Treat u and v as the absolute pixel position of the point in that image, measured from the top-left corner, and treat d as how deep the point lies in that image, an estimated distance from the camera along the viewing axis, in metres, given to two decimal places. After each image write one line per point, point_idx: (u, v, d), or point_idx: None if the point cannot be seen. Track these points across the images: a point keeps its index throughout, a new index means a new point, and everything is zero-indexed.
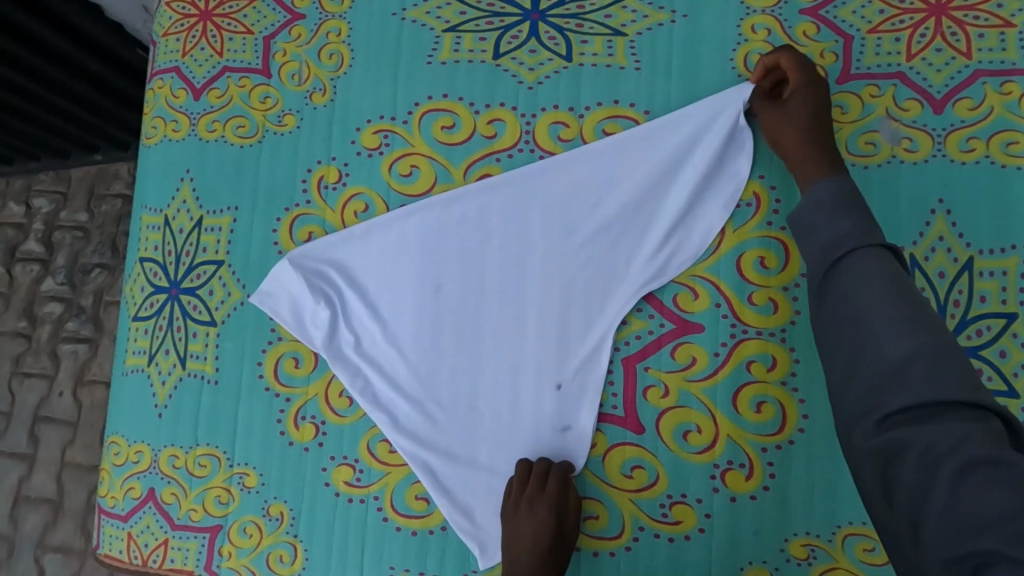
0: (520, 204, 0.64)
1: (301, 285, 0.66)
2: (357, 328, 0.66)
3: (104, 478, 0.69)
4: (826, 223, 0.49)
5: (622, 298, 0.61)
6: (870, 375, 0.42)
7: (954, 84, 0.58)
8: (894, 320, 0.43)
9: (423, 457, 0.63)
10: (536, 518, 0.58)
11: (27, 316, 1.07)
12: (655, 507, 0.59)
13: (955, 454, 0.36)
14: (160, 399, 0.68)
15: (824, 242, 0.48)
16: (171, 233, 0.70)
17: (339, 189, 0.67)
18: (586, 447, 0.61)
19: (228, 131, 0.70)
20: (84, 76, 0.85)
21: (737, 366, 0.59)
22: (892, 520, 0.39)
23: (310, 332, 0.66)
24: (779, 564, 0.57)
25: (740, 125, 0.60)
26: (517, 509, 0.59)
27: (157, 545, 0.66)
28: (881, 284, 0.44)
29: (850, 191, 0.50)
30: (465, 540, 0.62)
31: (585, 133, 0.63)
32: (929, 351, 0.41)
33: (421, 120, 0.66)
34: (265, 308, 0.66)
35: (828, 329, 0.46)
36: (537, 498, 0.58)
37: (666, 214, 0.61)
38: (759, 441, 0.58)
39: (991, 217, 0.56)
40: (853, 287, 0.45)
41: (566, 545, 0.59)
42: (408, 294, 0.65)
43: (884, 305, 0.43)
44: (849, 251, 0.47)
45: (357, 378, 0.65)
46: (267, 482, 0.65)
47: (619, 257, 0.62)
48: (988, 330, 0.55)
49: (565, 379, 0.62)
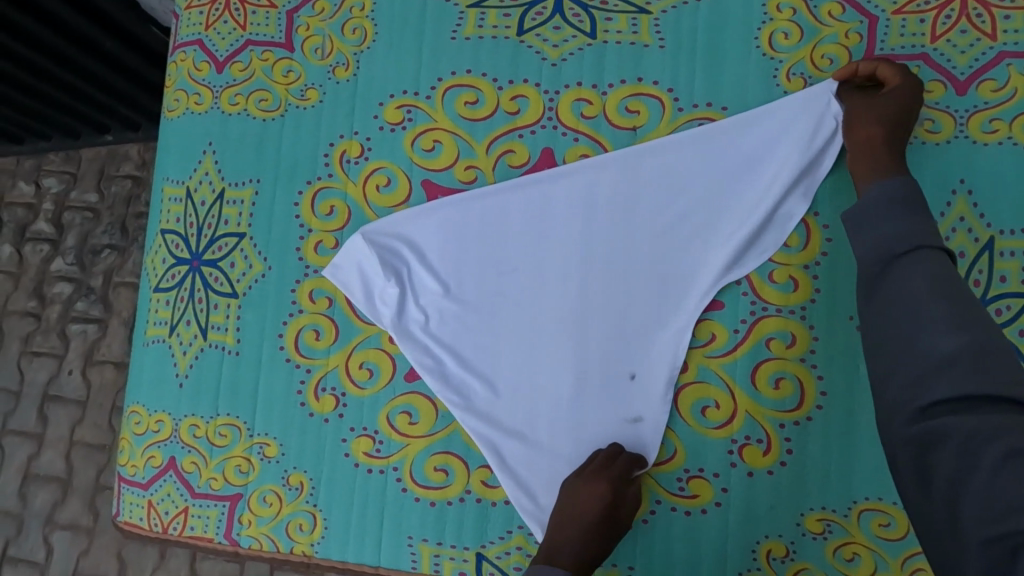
0: (543, 180, 0.64)
1: (374, 260, 0.65)
2: (426, 308, 0.65)
3: (125, 447, 0.70)
4: (875, 223, 0.49)
5: (704, 287, 0.61)
6: (911, 368, 0.43)
7: (978, 65, 0.58)
8: (945, 320, 0.43)
9: (490, 436, 0.62)
10: (592, 490, 0.57)
11: (36, 296, 1.07)
12: (672, 481, 0.60)
13: (996, 442, 0.38)
14: (181, 368, 0.69)
15: (878, 238, 0.49)
16: (193, 205, 0.70)
17: (362, 163, 0.67)
18: (660, 433, 0.60)
19: (251, 105, 0.70)
20: (99, 54, 0.85)
21: (756, 343, 0.60)
22: (929, 504, 0.40)
23: (379, 308, 0.65)
24: (795, 538, 0.57)
25: (780, 108, 0.60)
26: (576, 483, 0.59)
27: (177, 513, 0.67)
28: (934, 283, 0.45)
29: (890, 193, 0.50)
30: (527, 520, 0.61)
31: (608, 110, 0.64)
32: (976, 353, 0.42)
33: (445, 95, 0.66)
34: (337, 281, 0.66)
35: (873, 325, 0.47)
36: (597, 472, 0.58)
37: (721, 198, 0.61)
38: (777, 417, 0.59)
39: (1014, 198, 0.57)
40: (906, 285, 0.45)
41: (617, 524, 0.58)
42: (459, 272, 0.66)
43: (935, 304, 0.44)
44: (904, 249, 0.47)
45: (428, 356, 0.64)
46: (286, 452, 0.65)
47: (686, 244, 0.62)
48: (1008, 310, 0.56)
49: (641, 370, 0.61)
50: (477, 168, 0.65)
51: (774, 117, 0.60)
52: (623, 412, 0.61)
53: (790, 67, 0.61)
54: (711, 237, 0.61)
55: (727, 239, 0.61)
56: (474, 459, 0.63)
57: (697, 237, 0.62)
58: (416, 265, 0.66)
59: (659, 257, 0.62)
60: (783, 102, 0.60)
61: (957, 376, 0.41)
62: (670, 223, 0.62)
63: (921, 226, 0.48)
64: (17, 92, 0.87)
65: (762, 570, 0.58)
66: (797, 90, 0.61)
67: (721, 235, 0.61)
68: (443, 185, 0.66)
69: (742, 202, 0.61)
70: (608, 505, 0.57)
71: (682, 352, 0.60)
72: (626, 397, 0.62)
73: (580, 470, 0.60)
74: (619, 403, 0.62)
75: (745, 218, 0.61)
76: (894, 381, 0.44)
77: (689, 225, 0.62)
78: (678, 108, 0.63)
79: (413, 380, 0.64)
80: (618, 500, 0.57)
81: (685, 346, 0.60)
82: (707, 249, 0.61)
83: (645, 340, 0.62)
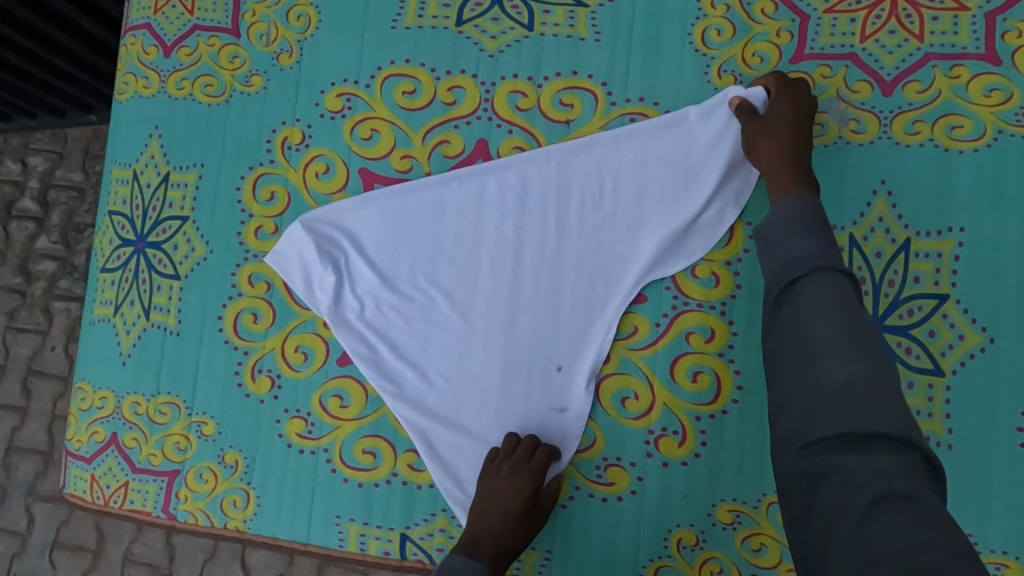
0: (477, 176, 0.65)
1: (312, 248, 0.66)
2: (362, 296, 0.66)
3: (71, 422, 0.71)
4: (788, 240, 0.51)
5: (630, 283, 0.62)
6: (803, 390, 0.45)
7: (906, 66, 0.58)
8: (839, 348, 0.44)
9: (420, 423, 0.64)
10: (515, 483, 0.59)
11: (21, 272, 1.09)
12: (591, 468, 0.61)
13: (870, 487, 0.37)
14: (125, 347, 0.70)
15: (785, 262, 0.50)
16: (139, 188, 0.72)
17: (302, 150, 0.69)
18: (584, 426, 0.62)
19: (196, 90, 0.71)
20: (79, 36, 0.86)
21: (677, 336, 0.61)
22: (807, 536, 0.40)
23: (316, 296, 0.66)
24: (705, 528, 0.59)
25: (709, 108, 0.61)
26: (498, 472, 0.60)
27: (118, 487, 0.69)
28: (833, 310, 0.46)
29: (801, 215, 0.51)
30: (452, 505, 0.63)
31: (543, 103, 0.64)
32: (865, 386, 0.42)
33: (384, 84, 0.67)
34: (278, 268, 0.67)
35: (774, 343, 0.48)
36: (521, 466, 0.60)
37: (653, 194, 0.62)
38: (694, 410, 0.60)
39: (931, 200, 0.57)
40: (807, 302, 0.47)
41: (537, 518, 0.60)
42: (395, 259, 0.66)
43: (831, 327, 0.45)
44: (809, 274, 0.48)
45: (363, 344, 0.65)
46: (223, 431, 0.67)
47: (618, 241, 0.62)
48: (920, 310, 0.56)
49: (567, 362, 0.63)
50: (413, 158, 0.66)
51: (704, 117, 0.61)
52: (549, 401, 0.63)
53: (721, 64, 0.61)
54: (641, 232, 0.62)
55: (656, 237, 0.61)
56: (401, 442, 0.64)
57: (629, 233, 0.62)
58: (353, 252, 0.67)
59: (587, 252, 0.63)
60: (709, 101, 0.61)
61: (839, 408, 0.42)
62: (602, 219, 0.63)
63: (821, 249, 0.49)
64: (4, 74, 0.88)
65: (672, 558, 0.59)
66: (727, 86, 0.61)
67: (653, 230, 0.62)
68: (380, 173, 0.67)
69: (676, 197, 0.61)
70: (531, 496, 0.59)
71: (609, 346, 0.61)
72: (553, 388, 0.63)
73: (501, 468, 0.60)
74: (548, 393, 0.63)
75: (674, 213, 0.61)
76: (790, 399, 0.45)
77: (623, 225, 0.62)
78: (611, 102, 0.63)
79: (345, 365, 0.66)
80: (538, 493, 0.60)
81: (611, 341, 0.61)
82: (638, 244, 0.62)
83: (577, 333, 0.63)
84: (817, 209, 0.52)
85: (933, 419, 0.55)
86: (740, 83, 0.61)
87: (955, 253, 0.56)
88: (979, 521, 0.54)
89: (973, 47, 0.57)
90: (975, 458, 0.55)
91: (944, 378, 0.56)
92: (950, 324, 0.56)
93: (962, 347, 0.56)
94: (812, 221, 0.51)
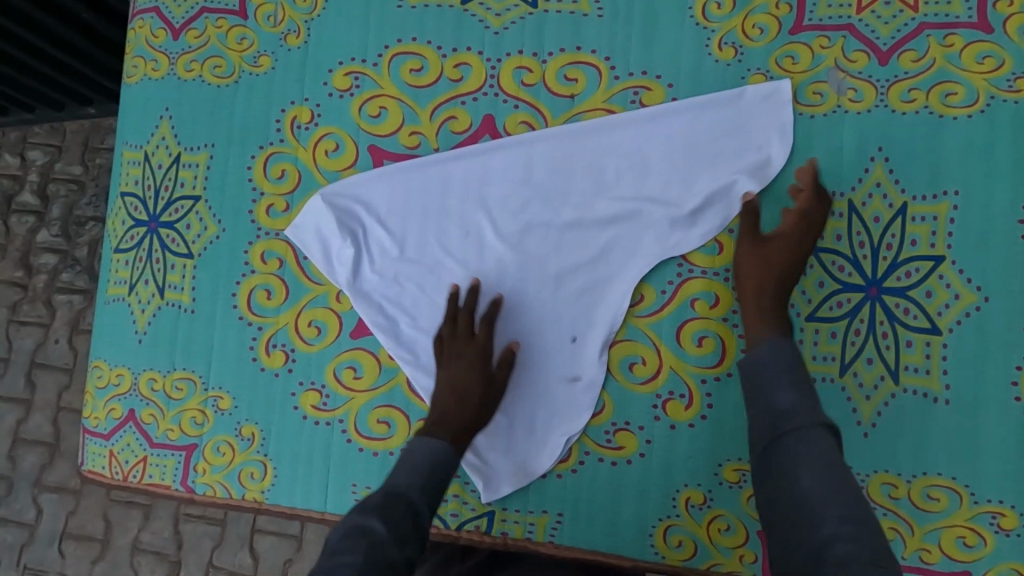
0: (486, 156, 0.66)
1: (332, 221, 0.68)
2: (380, 271, 0.68)
3: (88, 400, 0.73)
4: (772, 388, 0.51)
5: (643, 255, 0.63)
6: (801, 545, 0.42)
7: (901, 36, 0.60)
8: (832, 499, 0.43)
9: None
10: (460, 362, 0.63)
11: (23, 266, 1.09)
12: (600, 434, 0.63)
13: None
14: (140, 326, 0.72)
15: (768, 408, 0.50)
16: (150, 168, 0.73)
17: (311, 129, 0.70)
18: (596, 396, 0.63)
19: (205, 71, 0.72)
20: (77, 26, 0.87)
21: (682, 303, 0.63)
22: None
23: (335, 268, 0.68)
24: (711, 487, 0.61)
25: (721, 93, 0.62)
26: (449, 359, 0.64)
27: (137, 462, 0.71)
28: (827, 464, 0.44)
29: (786, 360, 0.52)
30: (469, 472, 0.64)
31: (547, 78, 0.66)
32: (866, 550, 0.39)
33: (391, 62, 0.68)
34: (298, 242, 0.68)
35: (767, 496, 0.47)
36: (466, 346, 0.64)
37: (662, 177, 0.63)
38: (699, 373, 0.62)
39: (925, 164, 0.59)
40: (797, 453, 0.46)
41: (493, 398, 0.63)
42: (412, 228, 0.68)
43: (824, 483, 0.43)
44: (792, 424, 0.48)
45: (380, 314, 0.67)
46: (239, 405, 0.69)
47: (628, 216, 0.64)
48: (917, 272, 0.58)
49: (581, 333, 0.64)
50: (421, 134, 0.68)
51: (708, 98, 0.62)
52: (563, 371, 0.64)
53: (721, 37, 0.63)
54: (650, 213, 0.63)
55: (664, 212, 0.63)
56: (415, 412, 0.66)
57: (641, 213, 0.64)
58: (370, 223, 0.68)
59: (596, 225, 0.64)
60: (718, 92, 0.62)
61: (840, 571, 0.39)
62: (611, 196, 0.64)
63: (802, 400, 0.49)
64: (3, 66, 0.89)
65: (680, 517, 0.61)
66: (727, 59, 0.63)
67: (661, 205, 0.63)
68: (389, 150, 0.68)
69: (684, 177, 0.63)
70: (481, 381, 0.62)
71: (620, 315, 0.63)
72: (565, 359, 0.64)
73: (445, 357, 0.64)
74: (559, 363, 0.64)
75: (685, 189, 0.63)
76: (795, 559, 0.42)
77: (629, 203, 0.64)
78: (614, 76, 0.65)
79: (358, 337, 0.67)
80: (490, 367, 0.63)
81: (624, 311, 0.63)
82: (648, 225, 0.63)
83: (586, 303, 0.64)
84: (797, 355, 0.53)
85: (930, 376, 0.58)
86: (740, 55, 0.63)
87: (951, 216, 0.58)
88: (974, 472, 0.56)
89: (966, 16, 0.59)
90: (972, 411, 0.57)
91: (940, 337, 0.58)
92: (946, 285, 0.58)
93: (957, 306, 0.58)
94: (795, 373, 0.52)
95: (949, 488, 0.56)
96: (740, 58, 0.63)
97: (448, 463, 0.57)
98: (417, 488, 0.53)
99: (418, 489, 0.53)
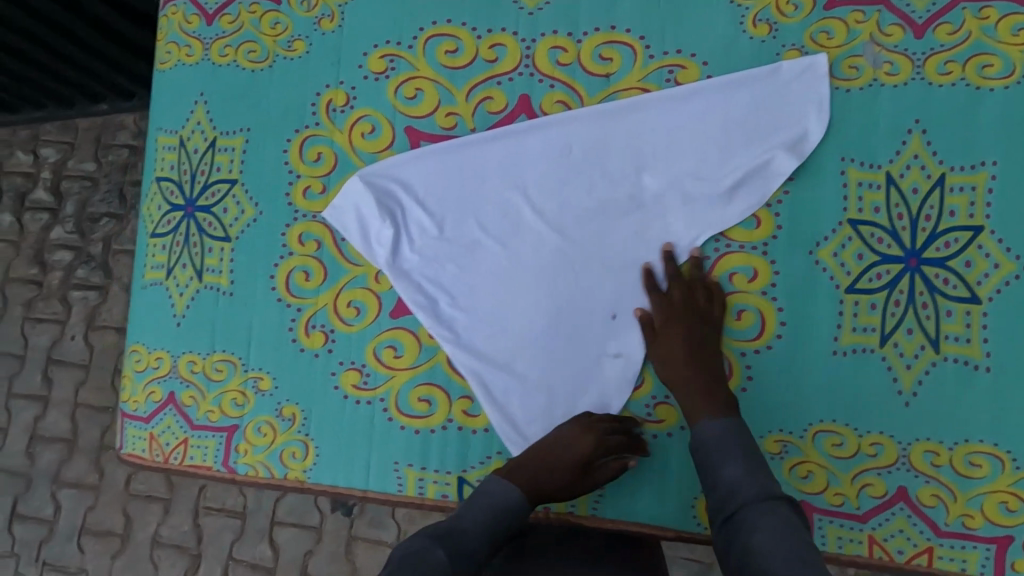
0: (523, 135, 0.67)
1: (372, 202, 0.68)
2: (419, 251, 0.68)
3: (127, 384, 0.73)
4: (720, 458, 0.55)
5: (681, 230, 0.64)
6: None
7: (936, 9, 0.61)
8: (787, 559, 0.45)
9: (478, 370, 0.66)
10: (582, 437, 0.60)
11: (38, 263, 1.10)
12: (641, 408, 0.64)
13: None
14: (178, 309, 0.72)
15: (718, 484, 0.54)
16: (186, 154, 0.73)
17: (347, 112, 0.70)
18: (637, 371, 0.64)
19: (239, 56, 0.73)
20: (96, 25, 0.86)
21: (720, 278, 0.63)
22: None
23: (375, 249, 0.68)
24: None
25: (757, 70, 0.63)
26: (567, 426, 0.62)
27: (178, 444, 0.71)
28: (780, 531, 0.48)
29: (732, 434, 0.56)
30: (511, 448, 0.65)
31: (583, 57, 0.66)
32: None
33: (426, 44, 0.69)
34: (336, 223, 0.69)
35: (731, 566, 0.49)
36: (594, 425, 0.61)
37: (699, 153, 0.64)
38: (738, 346, 0.62)
39: (962, 136, 0.59)
40: (752, 524, 0.49)
41: (582, 483, 0.62)
42: (451, 208, 0.68)
43: (780, 547, 0.46)
44: (742, 498, 0.52)
45: (420, 294, 0.67)
46: (280, 385, 0.69)
47: (666, 192, 0.64)
48: (956, 242, 0.59)
49: (621, 310, 0.65)
50: (457, 115, 0.68)
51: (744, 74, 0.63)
52: (604, 347, 0.65)
53: (756, 14, 0.64)
54: (688, 189, 0.64)
55: (702, 188, 0.64)
56: (455, 390, 0.67)
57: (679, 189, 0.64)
58: (408, 204, 0.69)
59: (634, 202, 0.65)
60: (753, 69, 0.63)
61: None
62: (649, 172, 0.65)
63: (750, 475, 0.53)
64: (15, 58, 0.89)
65: None
66: (762, 35, 0.63)
67: (699, 180, 0.64)
68: (425, 130, 0.69)
69: (722, 152, 0.63)
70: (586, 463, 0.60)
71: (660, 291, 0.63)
72: (605, 335, 0.65)
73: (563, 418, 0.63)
74: (600, 339, 0.65)
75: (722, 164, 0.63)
76: None
77: (666, 179, 0.64)
78: (649, 55, 0.65)
79: (398, 316, 0.68)
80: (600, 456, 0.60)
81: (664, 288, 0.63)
82: (686, 201, 0.64)
83: (626, 279, 0.65)
84: (740, 429, 0.56)
85: (971, 344, 0.58)
86: (775, 31, 0.63)
87: (989, 186, 0.59)
88: (1015, 437, 0.57)
89: None
90: (1012, 377, 0.57)
91: (980, 306, 0.58)
92: (985, 254, 0.59)
93: (996, 275, 0.58)
94: (747, 446, 0.55)
95: (990, 454, 0.57)
96: (775, 35, 0.63)
97: (512, 521, 0.58)
98: (476, 533, 0.55)
99: (481, 532, 0.56)
